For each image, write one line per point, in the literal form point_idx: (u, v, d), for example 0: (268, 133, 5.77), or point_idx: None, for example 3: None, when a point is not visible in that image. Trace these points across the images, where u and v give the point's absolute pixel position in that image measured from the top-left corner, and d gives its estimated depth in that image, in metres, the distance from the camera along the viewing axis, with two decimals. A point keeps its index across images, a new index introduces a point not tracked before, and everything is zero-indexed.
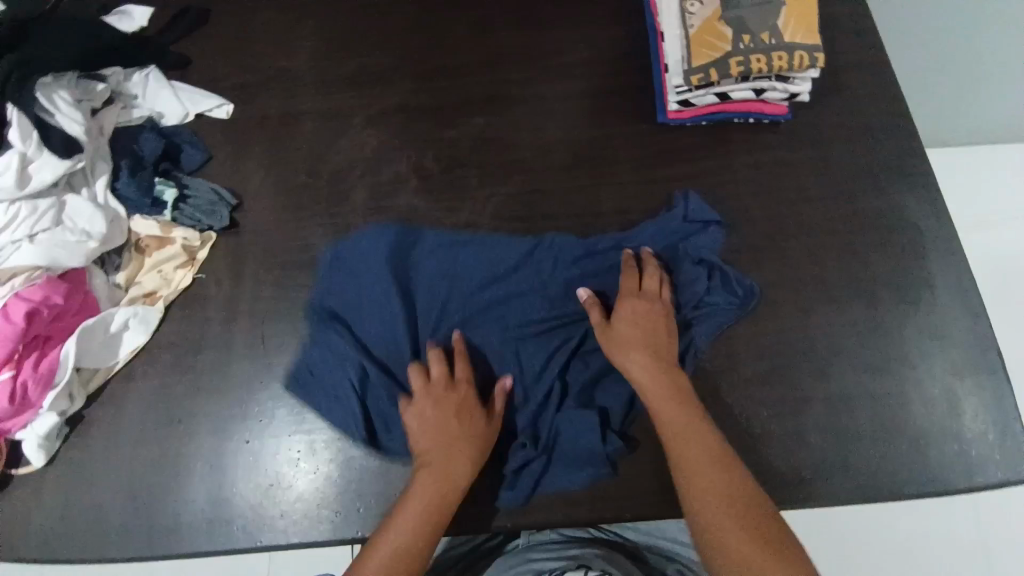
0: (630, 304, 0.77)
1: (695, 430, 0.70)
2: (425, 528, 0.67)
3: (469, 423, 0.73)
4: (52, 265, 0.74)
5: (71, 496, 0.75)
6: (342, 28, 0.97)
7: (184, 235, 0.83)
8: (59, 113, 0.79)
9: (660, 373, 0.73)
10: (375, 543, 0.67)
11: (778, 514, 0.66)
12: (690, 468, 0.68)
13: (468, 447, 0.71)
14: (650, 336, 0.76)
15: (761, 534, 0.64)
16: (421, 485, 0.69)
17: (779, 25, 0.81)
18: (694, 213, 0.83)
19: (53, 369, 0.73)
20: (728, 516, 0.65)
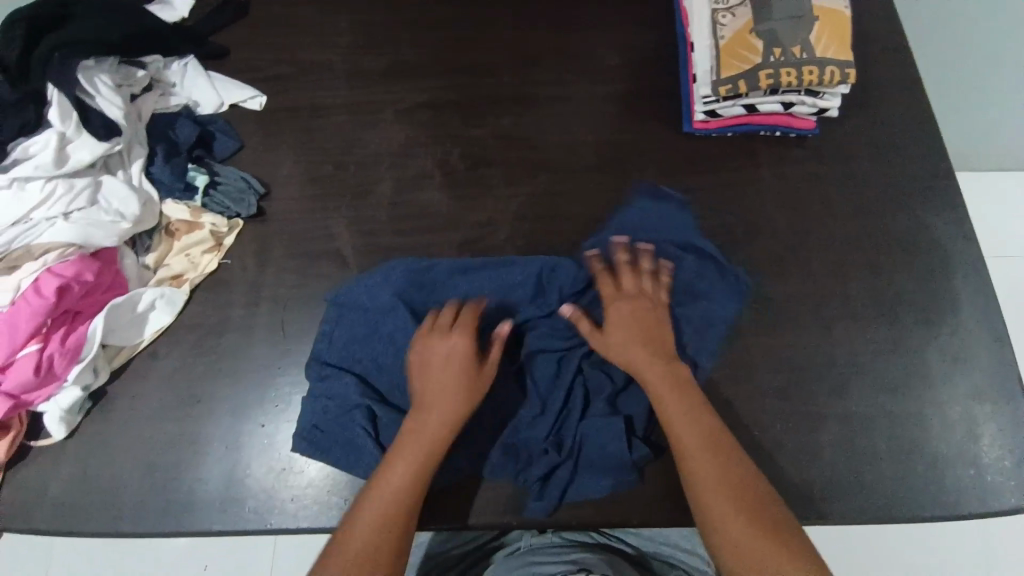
0: (615, 303, 0.78)
1: (698, 423, 0.70)
2: (415, 481, 0.68)
3: (464, 371, 0.73)
4: (86, 243, 0.76)
5: (89, 468, 0.77)
6: (376, 26, 0.99)
7: (213, 221, 0.85)
8: (99, 96, 0.82)
9: (657, 367, 0.73)
10: (363, 497, 0.67)
11: (783, 508, 0.65)
12: (692, 463, 0.67)
13: (461, 393, 0.72)
14: (644, 330, 0.76)
15: (767, 526, 0.63)
16: (414, 436, 0.70)
17: (811, 39, 0.81)
18: (672, 208, 0.86)
19: (80, 344, 0.75)
20: (733, 510, 0.64)
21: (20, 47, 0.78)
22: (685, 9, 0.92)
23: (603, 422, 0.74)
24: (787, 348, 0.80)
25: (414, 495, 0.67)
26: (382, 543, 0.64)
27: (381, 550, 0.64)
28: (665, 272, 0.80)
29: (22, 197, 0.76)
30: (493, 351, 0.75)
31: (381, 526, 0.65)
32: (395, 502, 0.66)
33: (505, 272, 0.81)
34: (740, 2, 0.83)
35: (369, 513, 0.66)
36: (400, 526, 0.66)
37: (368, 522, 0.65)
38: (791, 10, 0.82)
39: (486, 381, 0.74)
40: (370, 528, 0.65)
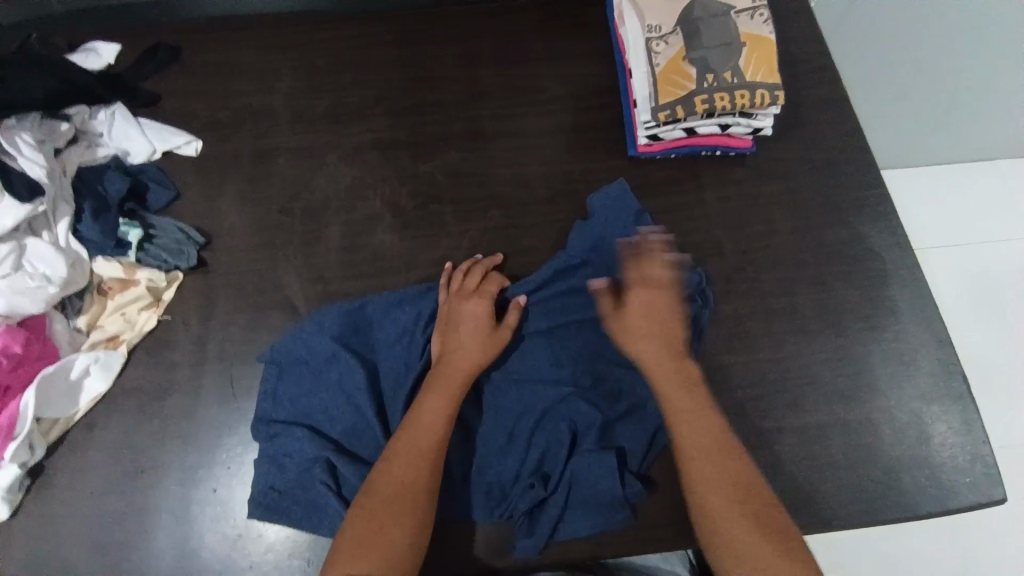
0: (634, 290, 0.79)
1: (699, 418, 0.71)
2: (437, 432, 0.69)
3: (482, 326, 0.77)
4: (13, 313, 0.71)
5: (26, 554, 0.71)
6: (314, 65, 0.98)
7: (149, 276, 0.81)
8: (22, 156, 0.77)
9: (662, 361, 0.75)
10: (389, 448, 0.68)
11: (775, 502, 0.67)
12: (691, 452, 0.69)
13: (479, 344, 0.75)
14: (654, 326, 0.77)
15: (760, 521, 0.64)
16: (439, 386, 0.72)
17: (740, 65, 0.83)
18: (612, 203, 0.85)
19: (13, 421, 0.70)
20: (724, 499, 0.66)
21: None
22: (620, 37, 0.94)
23: (592, 459, 0.73)
24: (743, 365, 0.81)
25: (439, 443, 0.68)
26: (411, 490, 0.65)
27: (410, 498, 0.65)
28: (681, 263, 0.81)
29: None
30: (509, 317, 0.78)
31: (409, 477, 0.66)
32: (420, 453, 0.67)
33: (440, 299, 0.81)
34: (672, 31, 0.86)
35: (396, 463, 0.67)
36: (427, 476, 0.67)
37: (394, 475, 0.66)
38: (721, 38, 0.84)
39: (504, 335, 0.77)
40: (398, 477, 0.66)
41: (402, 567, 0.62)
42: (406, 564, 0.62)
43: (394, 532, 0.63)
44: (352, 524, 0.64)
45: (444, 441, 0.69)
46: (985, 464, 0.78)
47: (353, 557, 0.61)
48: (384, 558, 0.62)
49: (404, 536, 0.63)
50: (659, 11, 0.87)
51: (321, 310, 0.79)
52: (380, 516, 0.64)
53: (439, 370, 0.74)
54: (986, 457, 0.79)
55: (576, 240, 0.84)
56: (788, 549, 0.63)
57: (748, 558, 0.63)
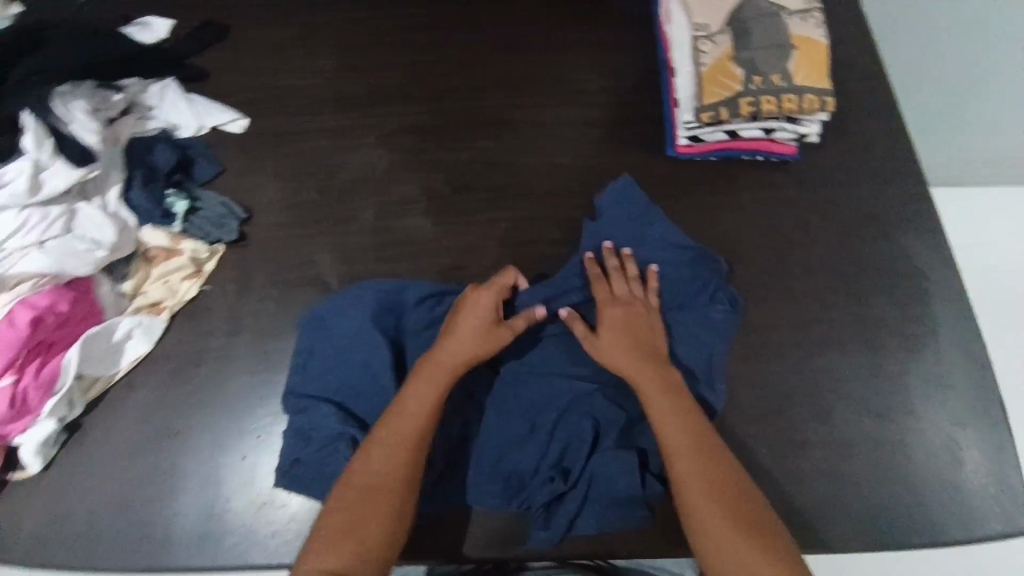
0: (604, 308, 0.77)
1: (681, 416, 0.69)
2: (420, 422, 0.69)
3: (484, 320, 0.75)
4: (60, 272, 0.73)
5: (63, 504, 0.74)
6: (357, 49, 0.99)
7: (193, 248, 0.84)
8: (75, 122, 0.80)
9: (643, 363, 0.73)
10: (371, 437, 0.69)
11: (762, 504, 0.65)
12: (674, 452, 0.67)
13: (478, 338, 0.74)
14: (633, 330, 0.76)
15: (746, 523, 0.62)
16: (427, 377, 0.72)
17: (790, 69, 0.81)
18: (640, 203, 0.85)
19: (54, 375, 0.73)
20: (708, 498, 0.63)
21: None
22: (664, 36, 0.92)
23: (613, 458, 0.73)
24: (770, 374, 0.80)
25: (421, 434, 0.68)
26: (390, 481, 0.66)
27: (389, 489, 0.65)
28: (653, 276, 0.80)
29: None
30: (516, 322, 0.77)
31: (390, 467, 0.66)
32: (402, 442, 0.68)
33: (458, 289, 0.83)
34: (720, 30, 0.84)
35: (379, 452, 0.67)
36: (408, 468, 0.67)
37: (374, 464, 0.67)
38: (771, 39, 0.82)
39: (507, 331, 0.76)
40: (378, 467, 0.66)
41: (376, 558, 0.62)
42: (382, 555, 0.63)
43: (370, 522, 0.63)
44: (331, 512, 0.64)
45: (427, 433, 0.69)
46: (1018, 493, 0.76)
47: (328, 546, 0.62)
48: (360, 549, 0.62)
49: (381, 527, 0.64)
50: (706, 9, 0.85)
51: (340, 294, 0.81)
52: (357, 506, 0.64)
53: (430, 360, 0.73)
54: (1019, 487, 0.76)
55: (587, 240, 0.85)
56: (777, 549, 0.61)
57: (733, 559, 0.60)
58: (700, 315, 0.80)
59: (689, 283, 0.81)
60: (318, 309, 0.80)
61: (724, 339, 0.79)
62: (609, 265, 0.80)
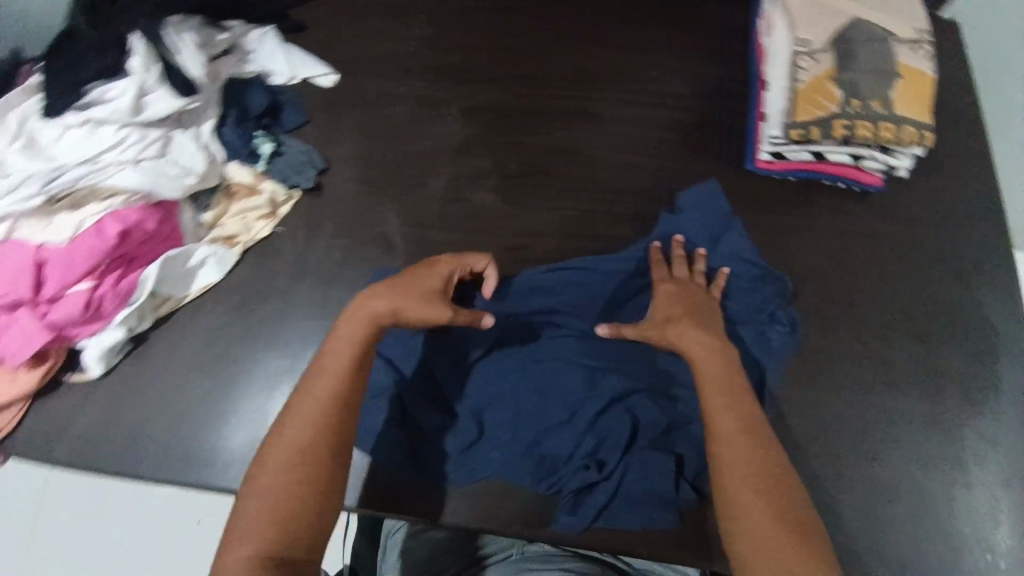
0: (656, 285, 0.78)
1: (733, 399, 0.65)
2: (337, 384, 0.62)
3: (419, 282, 0.70)
4: (153, 192, 0.76)
5: (119, 410, 0.78)
6: (451, 21, 1.00)
7: (272, 189, 0.87)
8: (183, 54, 0.81)
9: (698, 338, 0.70)
10: (286, 409, 0.61)
11: (806, 502, 0.59)
12: (720, 435, 0.63)
13: (414, 295, 0.68)
14: (692, 310, 0.74)
15: (789, 520, 0.57)
16: (346, 338, 0.65)
17: (892, 96, 0.80)
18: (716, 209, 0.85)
19: (131, 289, 0.76)
20: (751, 488, 0.59)
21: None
22: (760, 48, 0.90)
23: (650, 459, 0.74)
24: (818, 403, 0.79)
25: (341, 395, 0.62)
26: (311, 450, 0.59)
27: (313, 458, 0.59)
28: (722, 277, 0.79)
29: (93, 138, 0.74)
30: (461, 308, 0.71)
31: (311, 435, 0.59)
32: (319, 406, 0.61)
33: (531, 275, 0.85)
34: (823, 49, 0.82)
35: (297, 421, 0.60)
36: (332, 433, 0.60)
37: (293, 436, 0.59)
38: (876, 65, 0.81)
39: (443, 295, 0.71)
40: (294, 440, 0.59)
41: (308, 533, 0.56)
42: (315, 529, 0.56)
43: (296, 496, 0.56)
44: (254, 495, 0.57)
45: (350, 392, 0.62)
46: None
47: (252, 530, 0.54)
48: (287, 525, 0.55)
49: (309, 501, 0.57)
50: (813, 25, 0.83)
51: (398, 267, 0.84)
52: (280, 483, 0.57)
53: (349, 321, 0.66)
54: None
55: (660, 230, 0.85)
56: (819, 554, 0.56)
57: (769, 555, 0.55)
58: (761, 335, 0.79)
59: (753, 297, 0.80)
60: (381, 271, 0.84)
61: (779, 364, 0.78)
62: (675, 253, 0.80)
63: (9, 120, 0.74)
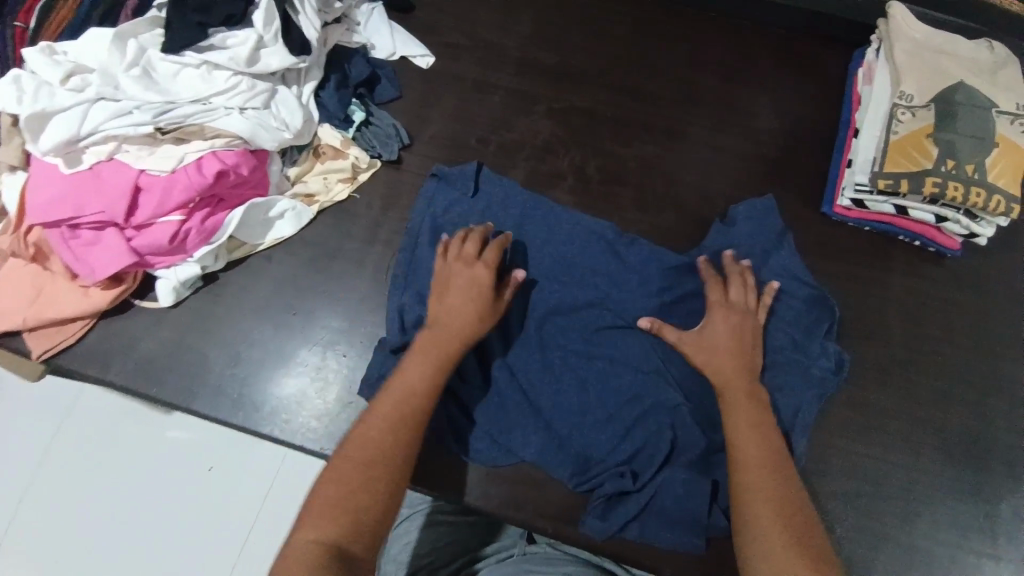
0: (710, 309, 0.77)
1: (757, 428, 0.70)
2: (414, 402, 0.68)
3: (479, 297, 0.75)
4: (251, 140, 0.78)
5: (181, 342, 0.81)
6: (555, 22, 1.02)
7: (357, 155, 0.88)
8: (303, 14, 0.84)
9: (738, 373, 0.73)
10: (367, 413, 0.67)
11: (822, 537, 0.62)
12: (742, 458, 0.67)
13: (481, 318, 0.74)
14: (735, 344, 0.75)
15: (802, 542, 0.61)
16: (427, 357, 0.71)
17: (987, 162, 0.78)
18: (785, 246, 0.84)
19: (216, 227, 0.78)
20: (769, 510, 0.63)
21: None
22: (857, 96, 0.92)
23: (687, 479, 0.73)
24: (863, 454, 0.78)
25: (414, 411, 0.68)
26: (383, 458, 0.64)
27: (383, 463, 0.63)
28: (769, 293, 0.79)
29: (207, 81, 0.79)
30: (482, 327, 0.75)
31: (386, 443, 0.65)
32: (396, 419, 0.67)
33: (578, 253, 0.85)
34: (923, 105, 0.82)
35: (375, 428, 0.66)
36: (402, 444, 0.65)
37: (369, 440, 0.65)
38: (977, 130, 0.80)
39: (501, 308, 0.77)
40: (371, 443, 0.64)
41: (367, 534, 0.59)
42: (375, 531, 0.59)
43: (364, 495, 0.60)
44: (325, 485, 0.61)
45: (422, 411, 0.68)
46: None
47: (321, 517, 0.58)
48: (353, 521, 0.59)
49: (374, 501, 0.61)
50: (918, 80, 0.84)
51: (449, 169, 0.88)
52: (351, 480, 0.61)
53: (426, 343, 0.73)
54: None
55: (711, 239, 0.86)
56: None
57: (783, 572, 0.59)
58: (805, 368, 0.79)
59: (803, 332, 0.81)
60: (435, 179, 0.88)
61: (815, 394, 0.78)
62: (731, 269, 0.80)
63: (129, 47, 0.76)
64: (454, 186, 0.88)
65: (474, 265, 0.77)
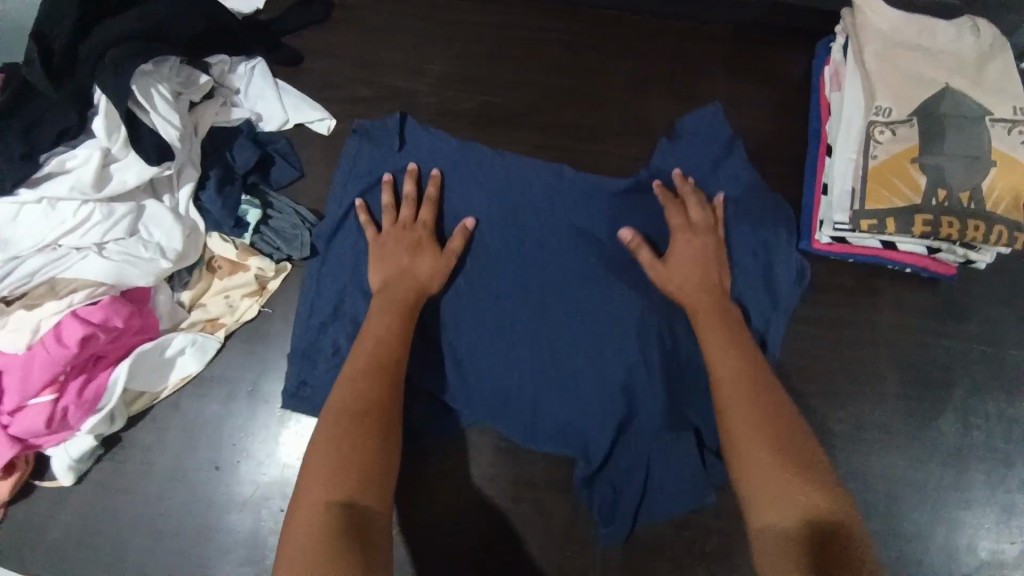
0: (673, 234, 0.73)
1: (734, 348, 0.64)
2: (385, 350, 0.63)
3: (423, 255, 0.71)
4: (118, 283, 0.66)
5: (90, 521, 0.71)
6: (473, 55, 0.86)
7: (259, 264, 0.74)
8: (155, 112, 0.68)
9: (702, 295, 0.69)
10: (342, 373, 0.62)
11: (819, 448, 0.56)
12: (724, 377, 0.62)
13: (428, 273, 0.71)
14: (694, 264, 0.71)
15: (796, 450, 0.55)
16: (389, 313, 0.67)
17: (984, 186, 0.68)
18: (750, 296, 0.75)
19: (99, 395, 0.67)
20: (760, 422, 0.57)
21: (62, 36, 0.64)
22: (826, 103, 0.80)
23: (669, 448, 0.71)
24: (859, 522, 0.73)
25: (388, 363, 0.63)
26: (369, 411, 0.58)
27: (371, 414, 0.58)
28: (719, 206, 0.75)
29: (51, 217, 0.64)
30: (436, 273, 0.71)
31: (368, 397, 0.59)
32: (372, 374, 0.61)
33: (515, 196, 0.78)
34: (903, 120, 0.70)
35: (355, 384, 0.60)
36: (385, 396, 0.60)
37: (350, 396, 0.59)
38: (968, 148, 0.69)
39: (452, 257, 0.72)
40: (352, 399, 0.59)
41: (374, 485, 0.53)
42: (382, 482, 0.54)
43: (361, 446, 0.55)
44: (315, 446, 0.55)
45: (396, 364, 0.63)
46: None
47: (318, 474, 0.52)
48: (355, 474, 0.53)
49: (372, 452, 0.55)
50: (897, 91, 0.71)
51: (371, 124, 0.80)
52: (340, 435, 0.55)
53: (380, 302, 0.68)
54: None
55: (658, 160, 0.80)
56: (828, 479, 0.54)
57: (784, 477, 0.53)
58: (768, 286, 0.75)
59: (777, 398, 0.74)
60: (357, 136, 0.79)
61: (782, 313, 0.75)
62: (681, 187, 0.75)
63: None
64: (378, 143, 0.79)
65: (414, 226, 0.73)
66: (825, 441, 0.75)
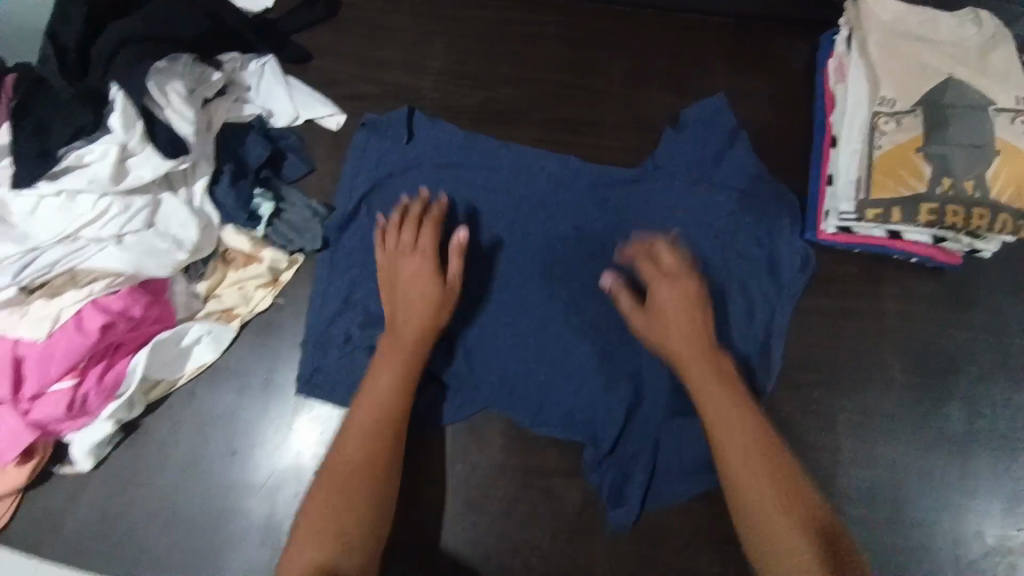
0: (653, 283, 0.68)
1: (725, 395, 0.63)
2: (379, 401, 0.64)
3: (421, 288, 0.68)
4: (138, 273, 0.67)
5: (107, 508, 0.73)
6: (478, 51, 0.87)
7: (273, 256, 0.76)
8: (170, 108, 0.70)
9: (699, 340, 0.66)
10: (343, 422, 0.64)
11: (810, 489, 0.58)
12: (717, 428, 0.62)
13: (431, 311, 0.67)
14: (692, 307, 0.67)
15: (789, 494, 0.57)
16: (389, 354, 0.66)
17: (988, 175, 0.68)
18: (754, 286, 0.77)
19: (118, 382, 0.69)
20: (755, 473, 0.58)
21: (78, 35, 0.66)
22: (830, 95, 0.80)
23: (676, 433, 0.73)
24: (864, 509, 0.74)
25: (385, 410, 0.64)
26: (359, 469, 0.61)
27: (363, 471, 0.61)
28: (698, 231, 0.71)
29: (69, 210, 0.65)
30: (438, 311, 0.67)
31: (362, 451, 0.62)
32: (365, 426, 0.63)
33: (520, 186, 0.80)
34: (908, 110, 0.71)
35: (352, 436, 0.63)
36: (381, 446, 0.62)
37: (343, 451, 0.62)
38: (972, 137, 0.69)
39: (453, 291, 0.69)
40: (348, 452, 0.62)
41: (360, 546, 0.57)
42: (368, 539, 0.58)
43: (347, 510, 0.58)
44: (306, 507, 0.59)
45: (393, 411, 0.64)
46: None
47: (308, 541, 0.57)
48: (339, 541, 0.57)
49: (361, 514, 0.59)
50: (899, 82, 0.72)
51: (379, 117, 0.82)
52: (330, 497, 0.59)
53: (388, 345, 0.67)
54: None
55: (662, 152, 0.81)
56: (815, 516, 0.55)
57: (777, 527, 0.55)
58: (770, 272, 0.77)
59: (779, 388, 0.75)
60: (366, 129, 0.81)
61: (785, 299, 0.76)
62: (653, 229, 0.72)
63: None
64: (386, 136, 0.81)
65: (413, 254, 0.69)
66: (830, 429, 0.75)
